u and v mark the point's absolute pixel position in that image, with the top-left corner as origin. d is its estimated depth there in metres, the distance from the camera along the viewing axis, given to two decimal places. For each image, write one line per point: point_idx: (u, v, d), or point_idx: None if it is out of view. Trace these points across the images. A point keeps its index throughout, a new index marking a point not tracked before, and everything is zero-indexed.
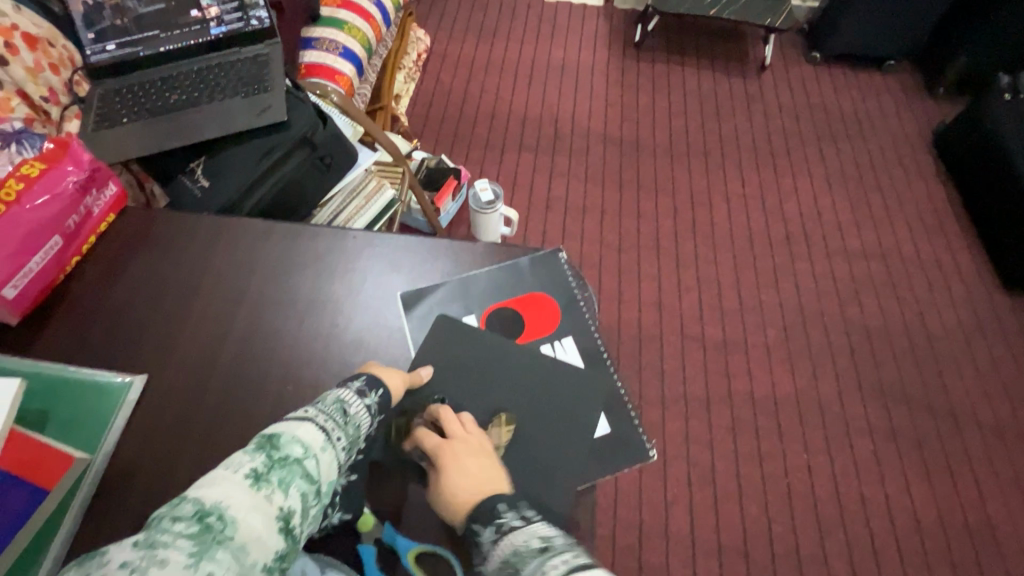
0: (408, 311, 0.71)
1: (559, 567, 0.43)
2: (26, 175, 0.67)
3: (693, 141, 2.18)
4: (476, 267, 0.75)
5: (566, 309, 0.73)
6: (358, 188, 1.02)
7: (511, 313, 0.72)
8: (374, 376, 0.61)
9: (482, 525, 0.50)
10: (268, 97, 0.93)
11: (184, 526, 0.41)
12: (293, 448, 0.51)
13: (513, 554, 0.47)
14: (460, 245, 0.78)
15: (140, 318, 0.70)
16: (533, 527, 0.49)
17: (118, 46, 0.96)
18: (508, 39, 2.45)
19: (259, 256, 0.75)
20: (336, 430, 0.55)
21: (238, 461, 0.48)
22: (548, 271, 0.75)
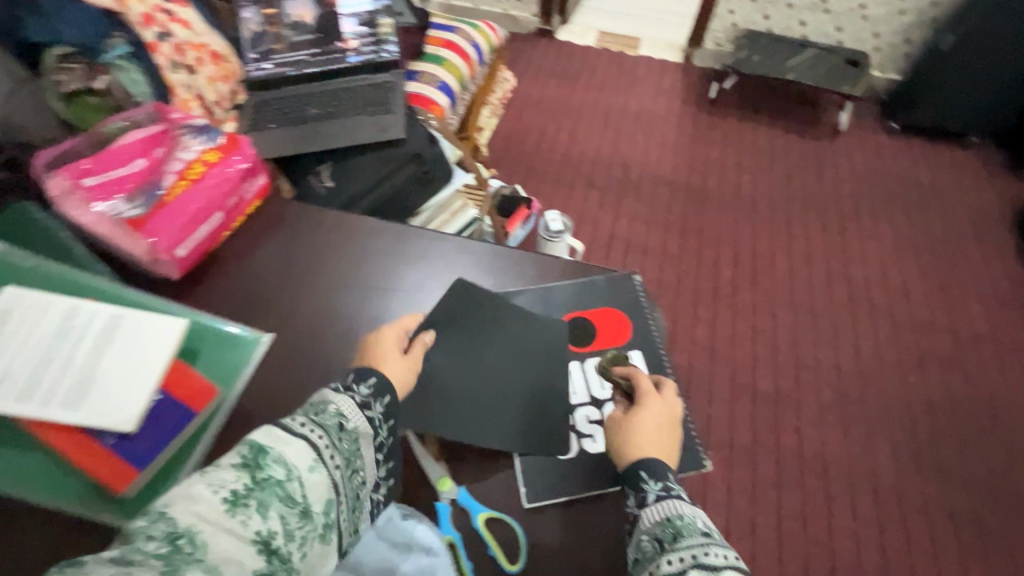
0: None
1: (721, 559, 0.51)
2: (208, 161, 0.83)
3: (759, 196, 2.23)
4: (557, 280, 0.84)
5: (637, 325, 0.79)
6: (445, 205, 1.12)
7: (585, 323, 0.79)
8: (382, 381, 0.60)
9: (652, 479, 0.58)
10: (390, 117, 1.08)
11: (156, 546, 0.39)
12: (276, 468, 0.47)
13: (679, 522, 0.54)
14: (543, 259, 0.87)
15: (271, 285, 0.83)
16: (694, 508, 0.56)
17: (272, 66, 1.14)
18: (587, 86, 2.61)
19: (371, 248, 0.87)
20: (328, 447, 0.52)
21: (218, 478, 0.45)
22: (622, 290, 0.82)
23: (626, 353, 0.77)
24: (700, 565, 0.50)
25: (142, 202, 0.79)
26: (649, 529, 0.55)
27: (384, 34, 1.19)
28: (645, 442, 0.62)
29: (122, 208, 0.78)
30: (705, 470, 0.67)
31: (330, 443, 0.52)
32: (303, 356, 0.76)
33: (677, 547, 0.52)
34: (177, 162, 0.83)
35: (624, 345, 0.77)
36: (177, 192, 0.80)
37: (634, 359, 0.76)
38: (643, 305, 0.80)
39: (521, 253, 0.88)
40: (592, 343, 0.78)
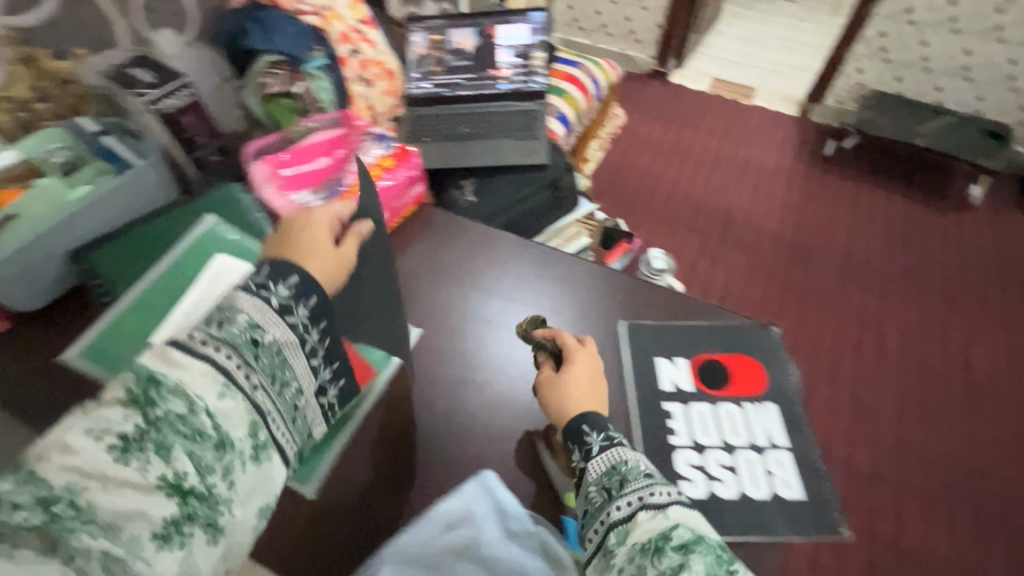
0: (630, 339, 0.81)
1: (665, 497, 0.53)
2: (383, 166, 0.93)
3: (872, 262, 2.11)
4: (694, 320, 0.84)
5: (772, 377, 0.77)
6: (559, 230, 1.19)
7: (720, 367, 0.78)
8: (309, 276, 0.52)
9: (593, 430, 0.61)
10: (534, 143, 1.15)
11: (25, 516, 0.34)
12: (175, 402, 0.41)
13: (623, 469, 0.56)
14: (680, 297, 0.86)
15: (420, 285, 0.90)
16: (621, 448, 0.59)
17: (431, 86, 1.24)
18: (696, 130, 2.62)
19: (511, 265, 0.93)
20: (241, 367, 0.45)
21: (103, 422, 0.38)
22: (758, 341, 0.81)
23: (758, 402, 0.75)
24: (646, 505, 0.52)
25: (325, 195, 0.89)
26: (596, 481, 0.57)
27: (535, 65, 1.26)
28: (581, 397, 0.66)
29: (308, 199, 0.88)
30: (842, 537, 0.64)
31: (244, 362, 0.45)
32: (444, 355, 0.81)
33: (623, 493, 0.54)
34: (357, 164, 0.93)
35: (759, 396, 0.75)
36: (355, 189, 0.89)
37: (769, 412, 0.74)
38: (779, 358, 0.79)
39: (653, 287, 0.89)
40: (724, 388, 0.76)
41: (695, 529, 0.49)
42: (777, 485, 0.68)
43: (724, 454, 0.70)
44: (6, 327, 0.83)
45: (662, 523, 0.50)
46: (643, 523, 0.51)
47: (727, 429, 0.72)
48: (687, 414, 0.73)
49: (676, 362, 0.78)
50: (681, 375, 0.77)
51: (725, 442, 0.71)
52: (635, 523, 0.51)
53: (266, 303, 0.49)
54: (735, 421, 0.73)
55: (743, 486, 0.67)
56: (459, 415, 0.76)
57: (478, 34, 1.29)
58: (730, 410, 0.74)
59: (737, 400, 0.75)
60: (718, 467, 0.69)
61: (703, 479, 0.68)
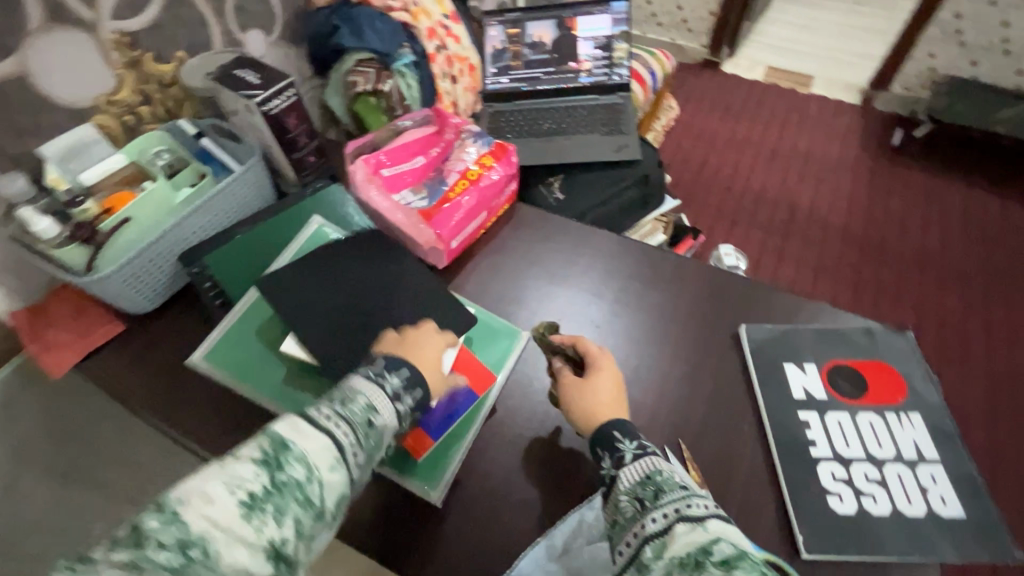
0: (754, 342, 0.76)
1: (702, 509, 0.50)
2: (483, 164, 0.90)
3: (948, 259, 2.01)
4: (817, 323, 0.79)
5: (914, 385, 0.72)
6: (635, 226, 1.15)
7: (855, 374, 0.73)
8: (417, 376, 0.59)
9: (625, 439, 0.60)
10: (624, 138, 1.11)
11: (170, 556, 0.40)
12: (297, 467, 0.47)
13: (657, 481, 0.55)
14: (799, 299, 0.82)
15: (524, 286, 0.87)
16: (654, 459, 0.58)
17: (508, 80, 1.22)
18: (753, 121, 2.53)
19: (617, 264, 0.88)
20: (353, 444, 0.51)
21: (237, 477, 0.44)
22: (893, 347, 0.76)
23: (902, 411, 0.70)
24: (683, 517, 0.50)
25: (427, 195, 0.87)
26: (629, 490, 0.55)
27: (618, 58, 1.22)
28: (606, 407, 0.64)
29: (411, 200, 0.87)
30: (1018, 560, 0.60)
31: (356, 440, 0.52)
32: None
33: (658, 505, 0.52)
34: (458, 163, 0.90)
35: (901, 405, 0.71)
36: (458, 190, 0.87)
37: (915, 423, 0.69)
38: (919, 365, 0.74)
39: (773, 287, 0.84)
40: (864, 397, 0.71)
41: (735, 541, 0.46)
42: (937, 502, 0.64)
43: (872, 468, 0.66)
44: (121, 330, 0.84)
45: (701, 536, 0.47)
46: (682, 535, 0.48)
47: (871, 440, 0.68)
48: (825, 425, 0.69)
49: (806, 367, 0.74)
50: (814, 384, 0.73)
51: (870, 454, 0.67)
52: (673, 536, 0.49)
53: (383, 391, 0.56)
54: (879, 432, 0.68)
55: (899, 504, 0.63)
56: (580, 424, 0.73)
57: (558, 26, 1.24)
58: (872, 422, 0.69)
59: (878, 410, 0.70)
60: (866, 481, 0.65)
61: (851, 494, 0.64)
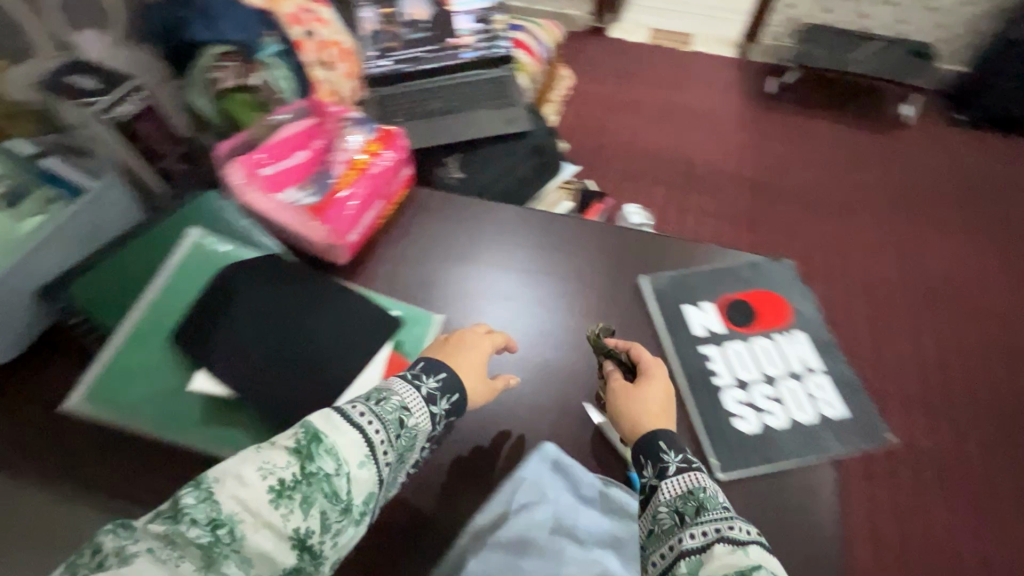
0: (653, 291, 0.81)
1: (747, 536, 0.50)
2: (369, 152, 0.87)
3: (825, 190, 2.22)
4: (710, 263, 0.84)
5: (796, 306, 0.79)
6: (541, 197, 1.15)
7: (745, 305, 0.79)
8: (453, 382, 0.64)
9: (669, 452, 0.59)
10: (514, 109, 1.11)
11: (199, 533, 0.46)
12: (326, 461, 0.51)
13: (699, 499, 0.54)
14: (691, 243, 0.87)
15: (433, 270, 0.86)
16: (697, 475, 0.57)
17: (392, 63, 1.18)
18: (644, 83, 2.63)
19: (521, 235, 0.90)
20: (382, 443, 0.55)
21: (271, 466, 0.50)
22: (775, 274, 0.82)
23: (789, 330, 0.77)
24: (723, 539, 0.50)
25: (315, 190, 0.83)
26: (668, 503, 0.56)
27: (497, 30, 1.23)
28: (654, 414, 0.64)
29: (297, 197, 0.82)
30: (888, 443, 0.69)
31: (385, 440, 0.56)
32: None
33: (699, 522, 0.52)
34: (343, 153, 0.86)
35: (786, 325, 0.78)
36: (347, 181, 0.83)
37: (798, 339, 0.77)
38: (798, 288, 0.81)
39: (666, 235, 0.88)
40: (756, 324, 0.78)
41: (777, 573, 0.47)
42: (826, 406, 0.71)
43: (768, 386, 0.72)
44: None
45: (741, 561, 0.48)
46: (719, 557, 0.48)
47: (765, 361, 0.74)
48: (725, 355, 0.75)
49: (703, 306, 0.79)
50: (712, 320, 0.78)
51: (766, 374, 0.73)
52: (710, 553, 0.49)
53: (418, 392, 0.62)
54: (773, 354, 0.75)
55: (794, 414, 0.70)
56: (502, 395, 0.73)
57: (432, 4, 1.22)
58: (765, 345, 0.75)
59: (768, 334, 0.77)
60: (765, 398, 0.71)
61: (754, 413, 0.70)
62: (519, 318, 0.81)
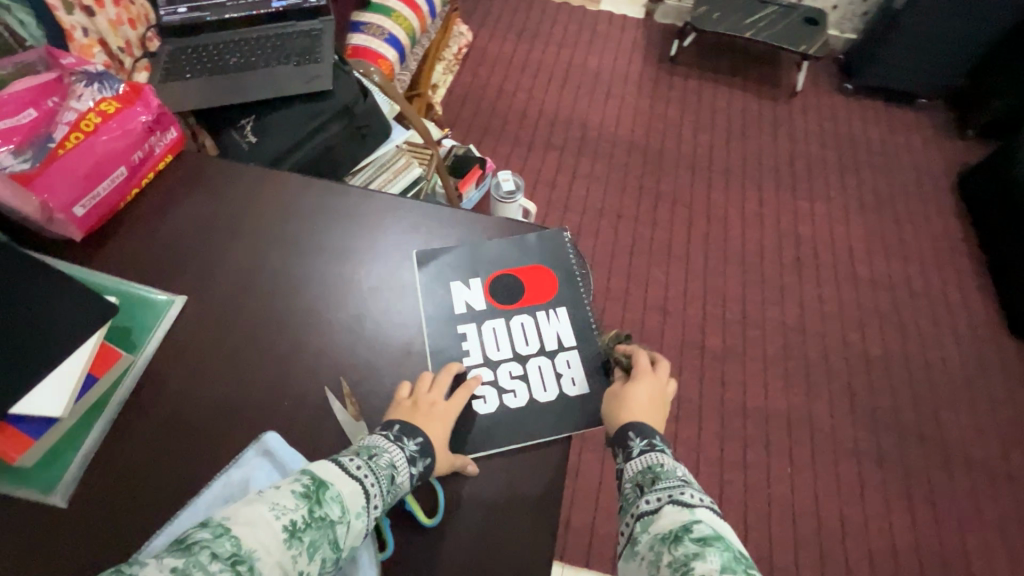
0: (422, 266, 0.78)
1: (697, 499, 0.54)
2: (104, 112, 0.76)
3: (716, 157, 2.23)
4: (491, 236, 0.82)
5: (565, 282, 0.77)
6: (387, 163, 1.09)
7: (512, 281, 0.77)
8: (427, 445, 0.60)
9: (636, 436, 0.61)
10: (317, 67, 1.02)
11: (218, 568, 0.43)
12: (333, 508, 0.51)
13: (659, 469, 0.58)
14: (475, 217, 0.84)
15: (189, 245, 0.78)
16: (662, 452, 0.60)
17: (187, 10, 1.05)
18: (547, 43, 2.54)
19: (300, 207, 0.84)
20: (377, 496, 0.55)
21: (283, 505, 0.49)
22: (553, 248, 0.80)
23: (557, 305, 0.76)
24: (675, 501, 0.54)
25: (31, 155, 0.72)
26: (631, 476, 0.59)
27: None
28: (638, 412, 0.64)
29: (7, 162, 0.72)
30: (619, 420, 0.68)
31: (382, 494, 0.55)
32: (221, 322, 0.72)
33: (655, 489, 0.56)
34: (70, 113, 0.75)
35: (551, 302, 0.76)
36: (69, 145, 0.73)
37: (560, 317, 0.75)
38: (572, 264, 0.79)
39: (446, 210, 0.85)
40: (523, 300, 0.76)
41: (719, 531, 0.51)
42: (578, 385, 0.71)
43: (516, 365, 0.71)
44: None
45: (687, 517, 0.52)
46: (670, 514, 0.53)
47: (523, 339, 0.73)
48: (479, 333, 0.73)
49: (470, 281, 0.77)
50: (478, 298, 0.76)
51: (517, 353, 0.72)
52: (661, 513, 0.53)
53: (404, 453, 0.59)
54: (533, 331, 0.74)
55: (541, 393, 0.70)
56: (235, 380, 0.68)
57: None
58: (525, 323, 0.74)
59: (533, 311, 0.75)
60: (511, 377, 0.71)
61: (499, 394, 0.69)
62: (283, 298, 0.75)
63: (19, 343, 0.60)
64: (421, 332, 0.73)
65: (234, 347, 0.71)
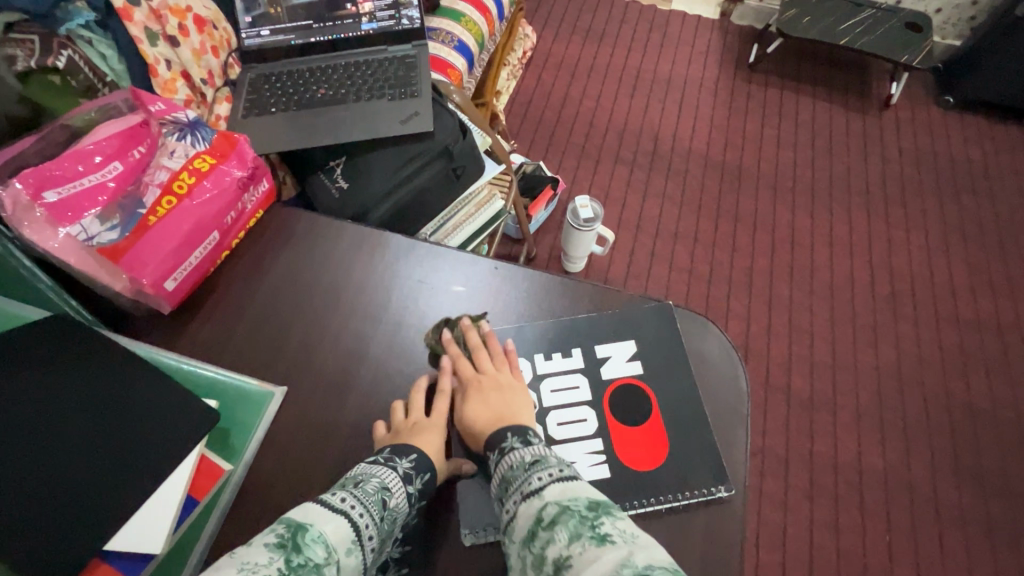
0: (594, 327, 0.70)
1: (544, 480, 0.52)
2: (199, 169, 0.68)
3: (800, 176, 2.04)
4: (690, 385, 0.66)
5: (643, 480, 0.61)
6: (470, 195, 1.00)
7: (647, 410, 0.65)
8: (424, 458, 0.57)
9: (491, 450, 0.58)
10: (414, 102, 0.91)
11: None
12: (315, 551, 0.47)
13: (510, 471, 0.55)
14: (691, 364, 0.68)
15: (285, 319, 0.70)
16: (529, 447, 0.57)
17: (271, 33, 0.95)
18: (615, 45, 2.37)
19: (401, 269, 0.74)
20: (370, 528, 0.51)
21: (255, 562, 0.44)
22: (699, 474, 0.61)
23: (613, 466, 0.62)
24: (526, 494, 0.52)
25: (120, 222, 0.63)
26: (493, 490, 0.56)
27: None
28: (487, 419, 0.61)
29: (94, 232, 0.61)
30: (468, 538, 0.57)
31: (371, 522, 0.51)
32: (326, 420, 0.63)
33: (511, 494, 0.53)
34: (161, 171, 0.67)
35: (612, 455, 0.63)
36: (162, 212, 0.65)
37: (593, 461, 0.62)
38: (678, 498, 0.60)
39: (716, 361, 0.69)
40: (615, 421, 0.64)
41: (569, 499, 0.50)
42: None
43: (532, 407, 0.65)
44: None
45: (537, 505, 0.50)
46: (524, 511, 0.51)
47: (566, 417, 0.65)
48: (566, 371, 0.67)
49: (625, 361, 0.68)
50: (613, 370, 0.67)
51: (548, 406, 0.66)
52: (517, 516, 0.51)
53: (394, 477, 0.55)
54: (574, 428, 0.64)
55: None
56: None
57: None
58: (579, 416, 0.65)
59: (602, 440, 0.63)
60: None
61: None
62: (433, 245, 0.77)
63: (117, 459, 0.52)
64: (532, 320, 0.71)
65: (343, 452, 0.61)
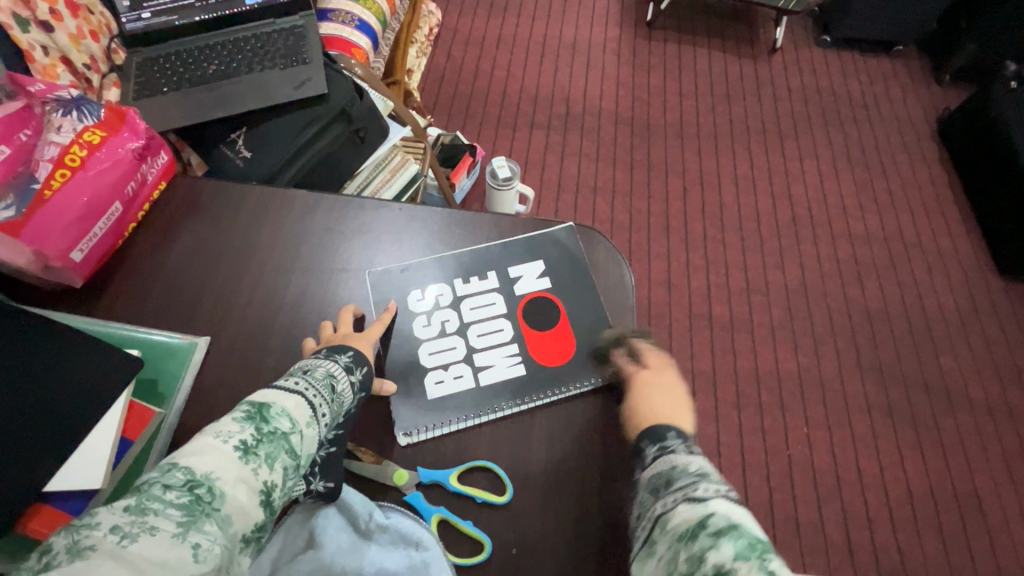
0: (501, 250, 0.76)
1: (709, 492, 0.50)
2: (89, 141, 0.69)
3: (704, 123, 2.19)
4: (593, 294, 0.74)
5: (554, 374, 0.68)
6: (383, 162, 1.04)
7: (556, 314, 0.72)
8: (361, 354, 0.62)
9: (650, 442, 0.58)
10: (307, 70, 0.95)
11: (175, 495, 0.41)
12: (281, 422, 0.50)
13: (672, 468, 0.53)
14: (593, 275, 0.75)
15: (200, 282, 0.73)
16: (696, 458, 0.55)
17: (152, 15, 0.95)
18: (519, 16, 2.44)
19: (306, 227, 0.78)
20: (324, 405, 0.54)
21: (227, 431, 0.47)
22: (602, 364, 0.69)
23: (527, 364, 0.69)
24: (688, 498, 0.50)
25: (14, 200, 0.64)
26: (645, 483, 0.54)
27: None
28: (654, 411, 0.61)
29: None
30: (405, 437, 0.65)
31: (324, 400, 0.55)
32: (250, 366, 0.67)
33: (670, 490, 0.52)
34: (50, 147, 0.67)
35: (527, 359, 0.69)
36: (57, 184, 0.66)
37: (508, 365, 0.69)
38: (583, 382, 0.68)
39: (610, 269, 0.76)
40: (529, 326, 0.71)
41: (735, 519, 0.47)
42: (438, 390, 0.68)
43: (453, 322, 0.72)
44: None
45: (700, 512, 0.48)
46: (682, 513, 0.48)
47: (484, 329, 0.71)
48: (483, 290, 0.73)
49: (535, 278, 0.74)
50: (524, 286, 0.74)
51: (467, 321, 0.72)
52: (675, 513, 0.49)
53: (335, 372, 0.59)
54: (493, 336, 0.71)
55: (432, 352, 0.70)
56: None
57: None
58: (496, 326, 0.71)
59: (518, 344, 0.70)
60: (441, 319, 0.72)
61: (425, 312, 0.72)
62: (336, 198, 0.81)
63: (44, 415, 0.55)
64: (442, 253, 0.76)
65: None
